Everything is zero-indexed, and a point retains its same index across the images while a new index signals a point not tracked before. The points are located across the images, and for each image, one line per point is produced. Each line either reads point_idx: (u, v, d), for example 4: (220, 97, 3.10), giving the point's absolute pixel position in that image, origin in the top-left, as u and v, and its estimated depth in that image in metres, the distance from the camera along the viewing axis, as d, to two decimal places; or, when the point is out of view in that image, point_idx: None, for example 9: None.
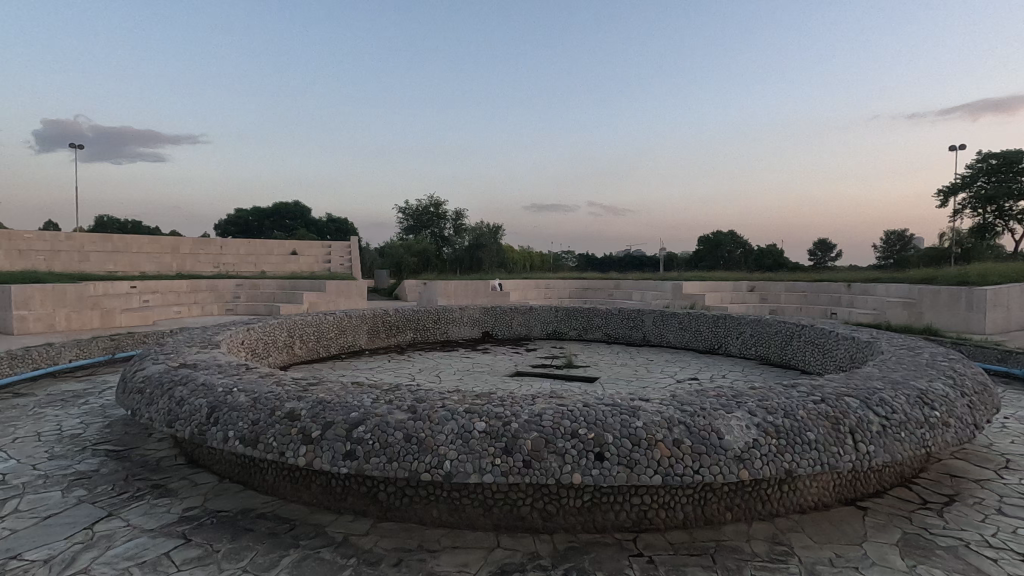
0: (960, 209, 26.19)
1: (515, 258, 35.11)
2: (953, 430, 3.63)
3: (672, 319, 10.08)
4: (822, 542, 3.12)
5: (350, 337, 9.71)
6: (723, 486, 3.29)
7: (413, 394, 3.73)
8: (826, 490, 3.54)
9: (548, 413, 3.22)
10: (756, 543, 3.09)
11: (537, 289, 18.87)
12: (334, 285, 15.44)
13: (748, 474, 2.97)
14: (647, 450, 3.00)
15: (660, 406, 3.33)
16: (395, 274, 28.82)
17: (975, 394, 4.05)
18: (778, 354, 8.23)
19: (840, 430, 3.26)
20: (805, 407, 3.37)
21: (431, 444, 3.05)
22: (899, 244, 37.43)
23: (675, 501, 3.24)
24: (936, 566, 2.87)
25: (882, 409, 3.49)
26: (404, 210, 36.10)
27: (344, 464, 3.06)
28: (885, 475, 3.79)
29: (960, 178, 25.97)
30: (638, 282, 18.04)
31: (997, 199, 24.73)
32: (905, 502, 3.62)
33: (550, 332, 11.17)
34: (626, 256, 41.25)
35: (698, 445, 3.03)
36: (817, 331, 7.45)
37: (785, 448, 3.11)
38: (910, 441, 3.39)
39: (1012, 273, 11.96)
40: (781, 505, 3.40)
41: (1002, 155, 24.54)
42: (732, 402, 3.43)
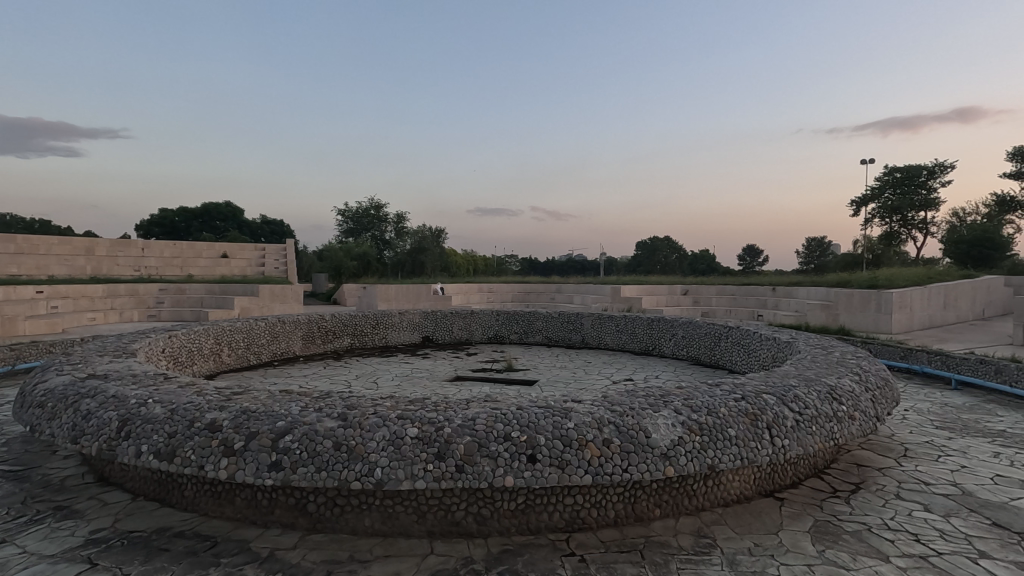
0: (870, 218, 28.35)
1: (457, 263, 34.99)
2: (858, 423, 3.92)
3: (610, 322, 10.34)
4: (742, 532, 3.29)
5: (283, 343, 9.34)
6: (651, 483, 3.40)
7: (346, 401, 3.64)
8: (746, 483, 3.73)
9: (481, 417, 3.23)
10: (682, 538, 3.22)
11: (480, 293, 18.86)
12: (267, 289, 14.82)
13: (673, 471, 3.09)
14: (578, 451, 3.05)
15: (591, 407, 3.40)
16: (335, 277, 28.00)
17: (877, 388, 4.39)
18: (708, 355, 8.60)
19: (758, 427, 3.45)
20: (726, 404, 3.54)
21: (361, 452, 2.98)
22: (819, 250, 40.12)
23: (606, 500, 3.32)
24: (842, 549, 3.09)
25: (796, 405, 3.71)
26: (344, 212, 35.23)
27: (268, 476, 2.93)
28: (800, 467, 4.04)
29: (870, 190, 28.17)
30: (578, 286, 18.42)
31: (903, 209, 26.99)
32: (817, 491, 3.88)
33: (491, 336, 11.19)
34: (569, 263, 42.14)
35: (627, 444, 3.12)
36: (743, 332, 7.87)
37: (707, 444, 3.25)
38: (820, 434, 3.63)
39: (917, 278, 13.07)
40: (706, 500, 3.56)
41: (906, 169, 26.83)
42: (659, 402, 3.56)
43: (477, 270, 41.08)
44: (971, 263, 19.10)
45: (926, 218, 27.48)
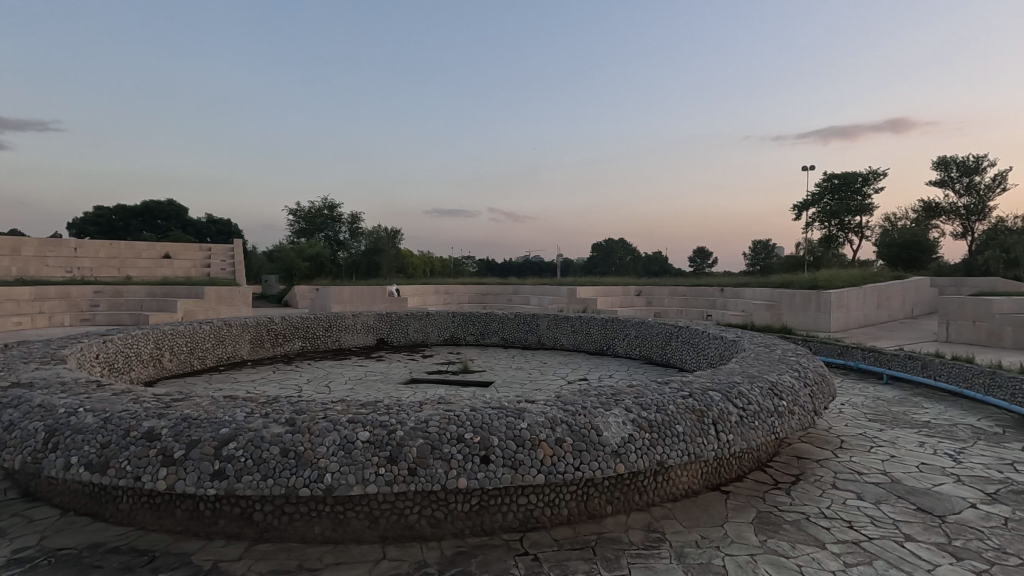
0: (811, 222, 29.78)
1: (414, 264, 34.65)
2: (797, 417, 4.11)
3: (565, 322, 10.46)
4: (690, 526, 3.39)
5: (230, 347, 9.00)
6: (603, 481, 3.47)
7: (294, 406, 3.54)
8: (694, 478, 3.85)
9: (434, 419, 3.21)
10: (633, 533, 3.29)
11: (436, 295, 18.72)
12: (213, 291, 14.25)
13: (623, 468, 3.16)
14: (531, 451, 3.08)
15: (544, 407, 3.43)
16: (286, 279, 27.15)
17: (815, 384, 4.62)
18: (660, 354, 8.82)
19: (704, 422, 3.57)
20: (674, 402, 3.64)
21: (310, 457, 2.91)
22: (764, 253, 41.92)
23: (559, 498, 3.36)
24: (782, 538, 3.23)
25: (740, 401, 3.87)
26: (296, 212, 34.27)
27: (210, 485, 2.82)
28: (745, 460, 4.20)
29: (810, 196, 29.60)
30: (535, 287, 18.56)
31: (840, 214, 28.50)
32: (760, 484, 4.05)
33: (447, 338, 11.12)
34: (526, 264, 42.46)
35: (579, 442, 3.17)
36: (692, 331, 8.11)
37: (656, 441, 3.34)
38: (762, 428, 3.79)
39: (853, 279, 13.84)
40: (656, 495, 3.66)
41: (843, 176, 28.37)
42: (611, 400, 3.63)
43: (434, 271, 40.84)
44: (901, 265, 20.34)
45: (861, 223, 29.10)
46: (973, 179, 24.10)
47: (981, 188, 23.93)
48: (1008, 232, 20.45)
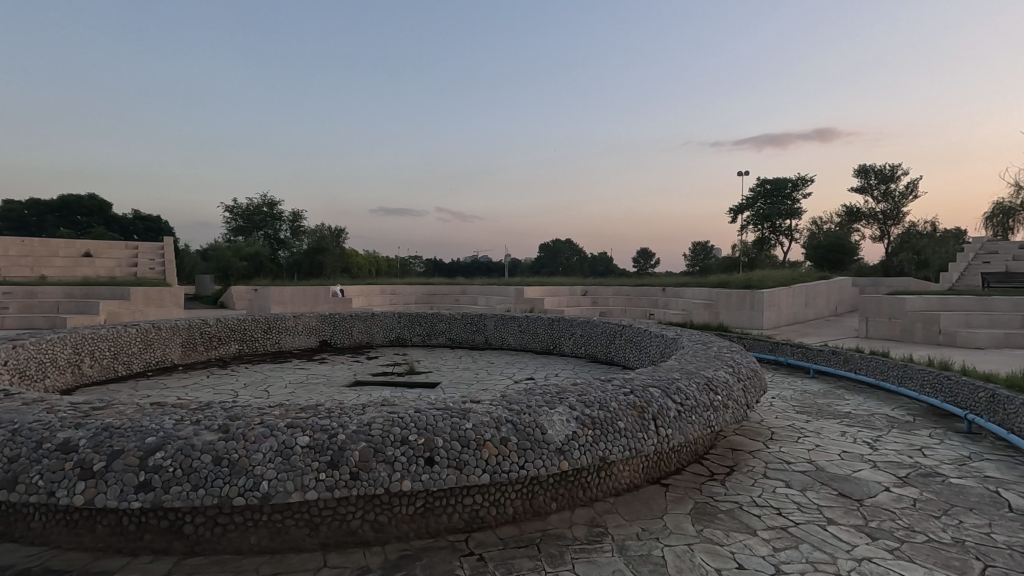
0: (746, 225, 31.25)
1: (359, 264, 33.89)
2: (731, 410, 4.31)
3: (512, 322, 10.50)
4: (631, 519, 3.49)
5: (159, 351, 8.50)
6: (548, 478, 3.51)
7: (228, 412, 3.38)
8: (636, 472, 3.96)
9: (377, 421, 3.15)
10: (577, 528, 3.35)
11: (382, 295, 18.38)
12: (140, 292, 13.41)
13: (567, 464, 3.22)
14: (476, 451, 3.08)
15: (489, 407, 3.44)
16: (221, 279, 25.87)
17: (747, 379, 4.85)
18: (605, 352, 9.00)
19: (645, 418, 3.69)
20: (616, 399, 3.73)
21: (245, 465, 2.79)
22: (703, 254, 43.69)
23: (505, 497, 3.37)
24: (717, 527, 3.38)
25: (678, 397, 4.01)
26: (232, 209, 32.73)
27: (134, 498, 2.65)
28: (683, 454, 4.36)
29: (745, 199, 31.04)
30: (483, 287, 18.54)
31: (773, 217, 30.06)
32: (698, 476, 4.21)
33: (393, 339, 10.94)
34: (474, 264, 42.37)
35: (523, 441, 3.20)
36: (635, 330, 8.33)
37: (599, 437, 3.42)
38: (698, 422, 3.95)
39: (784, 279, 14.64)
40: (599, 490, 3.74)
41: (775, 181, 29.96)
42: (555, 398, 3.68)
43: (380, 271, 40.10)
44: (826, 266, 21.67)
45: (791, 226, 30.80)
46: (889, 186, 26.03)
47: (896, 195, 25.90)
48: (919, 236, 22.21)
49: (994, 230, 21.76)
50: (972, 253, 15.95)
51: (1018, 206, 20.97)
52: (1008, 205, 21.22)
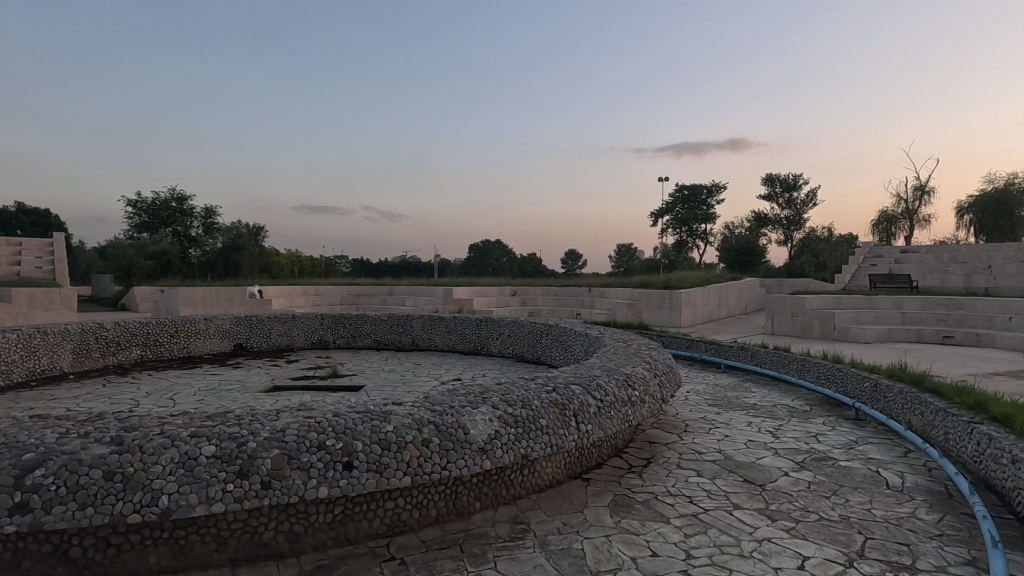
0: (666, 229, 32.76)
1: (279, 264, 32.38)
2: (648, 405, 4.51)
3: (440, 323, 10.40)
4: (553, 514, 3.56)
5: (45, 359, 7.70)
6: (471, 478, 3.52)
7: (123, 423, 3.11)
8: (558, 468, 4.04)
9: (292, 427, 3.02)
10: (500, 526, 3.38)
11: (305, 296, 17.69)
12: (24, 294, 12.11)
13: (489, 464, 3.24)
14: (397, 454, 3.02)
15: (411, 409, 3.39)
16: (122, 280, 23.77)
17: (663, 374, 5.09)
18: (531, 352, 9.12)
19: (566, 415, 3.78)
20: (539, 396, 3.80)
21: (142, 479, 2.58)
22: (627, 256, 45.45)
23: (427, 499, 3.34)
24: (634, 518, 3.52)
25: (598, 393, 4.14)
26: (136, 203, 30.22)
27: (8, 522, 2.38)
28: (604, 448, 4.50)
29: (665, 204, 32.54)
30: (410, 288, 18.26)
31: (690, 221, 31.74)
32: (617, 469, 4.36)
33: (315, 342, 10.53)
34: (402, 264, 41.68)
35: (446, 442, 3.18)
36: (560, 330, 8.49)
37: (521, 435, 3.47)
38: (616, 418, 4.11)
39: (700, 280, 15.47)
40: (522, 487, 3.79)
41: (691, 187, 31.70)
42: (478, 398, 3.69)
43: (303, 271, 38.55)
44: (738, 268, 23.15)
45: (706, 230, 32.65)
46: (792, 195, 28.26)
47: (798, 202, 28.17)
48: (817, 240, 24.24)
49: (879, 236, 24.15)
50: (861, 256, 17.61)
51: (899, 215, 23.41)
52: (891, 213, 23.62)
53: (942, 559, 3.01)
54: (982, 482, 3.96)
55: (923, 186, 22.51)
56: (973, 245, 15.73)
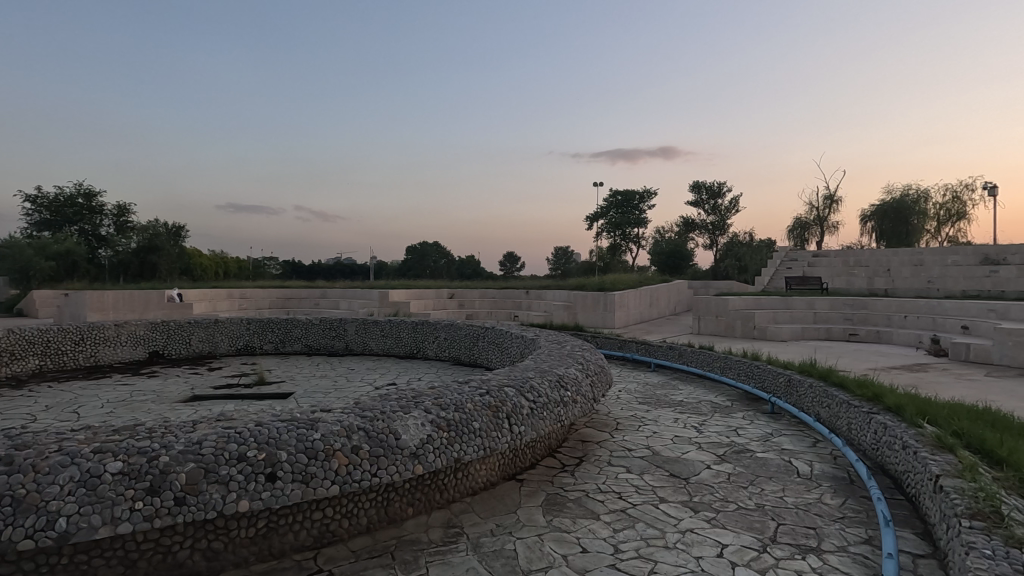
0: (600, 232, 33.64)
1: (202, 265, 30.59)
2: (579, 405, 4.62)
3: (374, 327, 10.16)
4: (487, 516, 3.57)
5: None
6: (403, 484, 3.47)
7: (13, 440, 2.84)
8: (492, 470, 4.06)
9: (210, 439, 2.86)
10: (433, 531, 3.35)
11: (230, 300, 16.82)
12: None
13: (421, 468, 3.22)
14: (324, 462, 2.93)
15: (340, 415, 3.30)
16: (19, 282, 21.58)
17: (595, 374, 5.23)
18: (468, 355, 9.08)
19: (499, 417, 3.81)
20: (472, 399, 3.80)
21: (34, 502, 2.36)
22: (564, 259, 46.36)
23: (357, 508, 3.26)
24: (565, 516, 3.59)
25: (531, 394, 4.20)
26: (35, 199, 27.62)
27: None
28: (538, 449, 4.56)
29: (599, 208, 33.41)
30: (344, 291, 17.76)
31: (623, 225, 32.76)
32: (550, 469, 4.43)
33: (240, 348, 10.02)
34: (336, 266, 40.46)
35: (376, 448, 3.12)
36: (497, 332, 8.51)
37: (454, 439, 3.46)
38: (549, 418, 4.18)
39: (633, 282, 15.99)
40: (456, 491, 3.78)
41: (624, 193, 32.77)
42: (410, 402, 3.64)
43: (229, 273, 36.61)
44: (668, 271, 24.13)
45: (639, 234, 33.80)
46: (717, 201, 29.85)
47: (722, 208, 29.75)
48: (739, 245, 25.69)
49: (795, 241, 25.88)
50: (779, 260, 18.82)
51: (811, 222, 25.22)
52: (805, 220, 25.39)
53: (843, 539, 3.28)
54: (878, 467, 4.34)
55: (832, 196, 24.38)
56: (874, 250, 17.19)
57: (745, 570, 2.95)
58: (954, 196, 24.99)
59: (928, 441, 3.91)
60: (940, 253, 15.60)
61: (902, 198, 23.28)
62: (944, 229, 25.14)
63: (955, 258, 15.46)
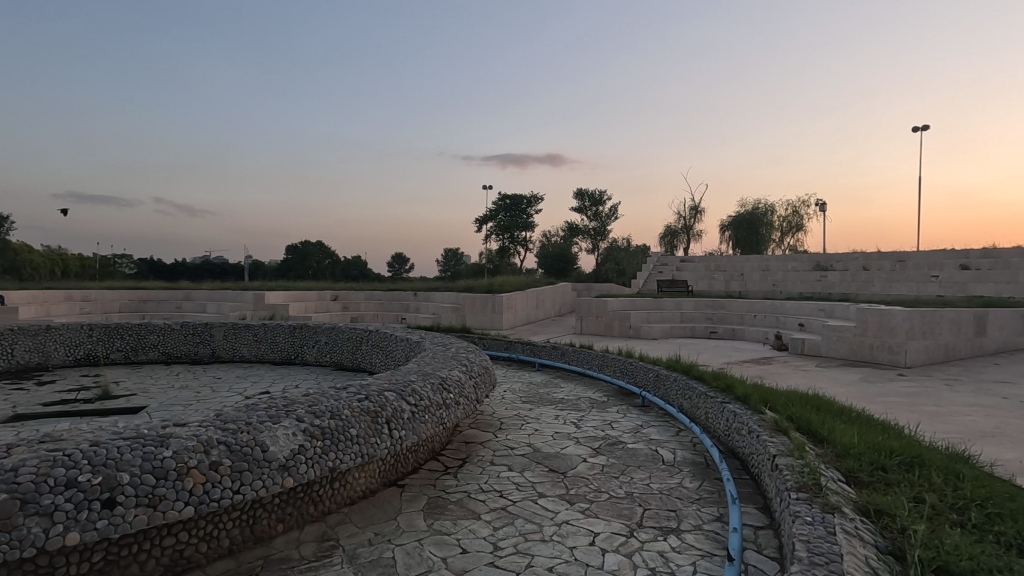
0: (489, 235, 34.10)
1: (31, 263, 26.49)
2: (462, 406, 4.63)
3: (245, 332, 9.40)
4: (365, 525, 3.46)
5: None
6: (272, 499, 3.25)
7: None
8: (371, 478, 3.94)
9: (28, 465, 2.46)
10: (305, 547, 3.17)
11: (69, 304, 14.68)
12: None
13: (291, 481, 3.04)
14: (176, 482, 2.65)
15: (197, 429, 3.01)
16: None
17: (478, 375, 5.27)
18: (351, 359, 8.71)
19: (378, 422, 3.71)
20: (350, 405, 3.66)
21: None
22: (454, 261, 46.44)
23: (218, 529, 2.99)
24: (446, 518, 3.58)
25: (413, 398, 4.14)
26: None
27: None
28: (420, 452, 4.51)
29: (488, 211, 33.88)
30: (212, 292, 16.25)
31: (511, 228, 33.50)
32: (433, 472, 4.40)
33: (80, 358, 8.78)
34: (204, 265, 36.98)
35: (239, 462, 2.89)
36: (381, 334, 8.27)
37: (329, 448, 3.31)
38: (430, 421, 4.15)
39: (519, 283, 16.40)
40: (331, 502, 3.61)
41: (513, 197, 33.62)
42: (281, 411, 3.42)
43: (67, 272, 31.98)
44: (554, 274, 25.06)
45: (526, 238, 34.76)
46: (598, 209, 31.61)
47: (602, 215, 31.58)
48: (618, 250, 27.39)
49: (666, 248, 28.12)
50: (652, 264, 20.35)
51: (680, 230, 27.56)
52: (674, 228, 27.71)
53: (699, 518, 3.61)
54: (729, 450, 4.85)
55: (697, 207, 26.86)
56: (731, 256, 19.19)
57: (614, 555, 3.14)
58: (794, 211, 28.73)
59: (768, 425, 4.45)
60: (783, 260, 17.82)
61: (754, 211, 26.26)
62: (786, 239, 28.72)
63: (794, 264, 17.75)
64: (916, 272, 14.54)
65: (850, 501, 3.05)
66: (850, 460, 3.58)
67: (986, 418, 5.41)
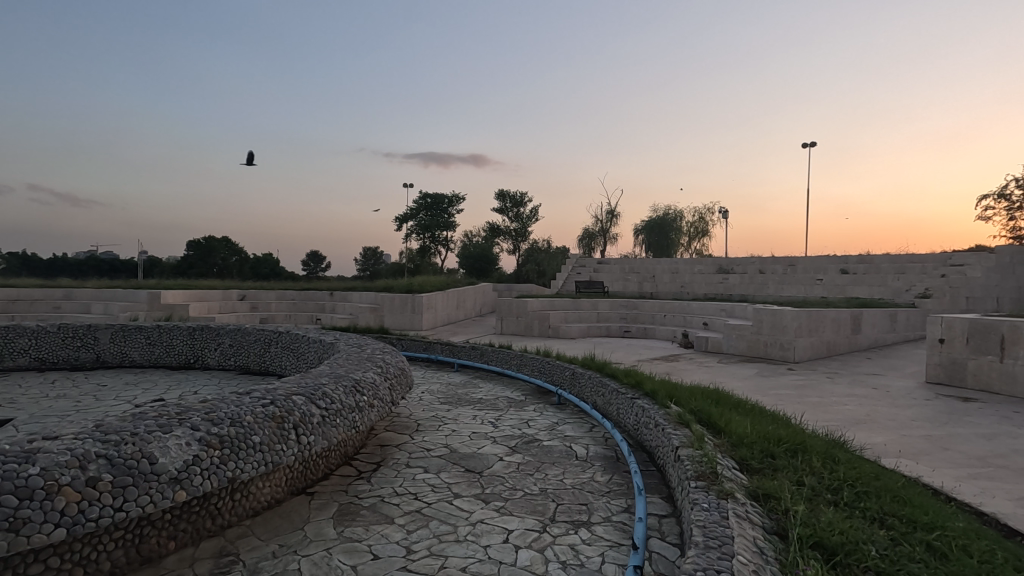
0: (410, 235, 33.51)
1: None
2: (376, 409, 4.51)
3: (136, 334, 8.62)
4: (269, 537, 3.27)
5: None
6: (162, 515, 3.00)
7: None
8: (277, 487, 3.74)
9: None
10: (200, 564, 2.96)
11: None
12: None
13: (183, 495, 2.82)
14: (44, 502, 2.37)
15: (72, 443, 2.71)
16: None
17: (394, 376, 5.16)
18: (258, 362, 8.22)
19: (284, 428, 3.53)
20: (252, 411, 3.45)
21: None
22: (373, 260, 45.20)
23: (98, 552, 2.71)
24: (358, 524, 3.47)
25: (323, 402, 3.97)
26: None
27: None
28: (332, 458, 4.35)
29: (409, 211, 33.30)
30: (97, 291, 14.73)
31: (433, 228, 33.11)
32: (344, 478, 4.25)
33: None
34: (90, 261, 33.44)
35: (123, 477, 2.64)
36: (292, 336, 7.87)
37: (227, 457, 3.11)
38: (341, 425, 4.01)
39: (439, 283, 16.20)
40: (232, 515, 3.39)
41: (434, 197, 33.27)
42: (173, 420, 3.17)
43: None
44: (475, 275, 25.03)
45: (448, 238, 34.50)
46: (520, 210, 31.98)
47: (523, 216, 31.93)
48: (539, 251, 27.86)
49: (584, 250, 28.97)
50: (570, 265, 20.90)
51: (597, 232, 28.48)
52: (591, 231, 28.61)
53: (608, 510, 3.76)
54: (638, 444, 5.07)
55: (613, 211, 27.90)
56: (644, 258, 20.12)
57: (527, 551, 3.18)
58: (700, 217, 30.65)
59: (672, 419, 4.71)
60: (690, 263, 18.93)
61: (664, 216, 27.70)
62: (694, 244, 30.54)
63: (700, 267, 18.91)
64: (804, 276, 15.97)
65: (743, 487, 3.29)
66: (743, 449, 3.87)
67: (859, 407, 6.04)
